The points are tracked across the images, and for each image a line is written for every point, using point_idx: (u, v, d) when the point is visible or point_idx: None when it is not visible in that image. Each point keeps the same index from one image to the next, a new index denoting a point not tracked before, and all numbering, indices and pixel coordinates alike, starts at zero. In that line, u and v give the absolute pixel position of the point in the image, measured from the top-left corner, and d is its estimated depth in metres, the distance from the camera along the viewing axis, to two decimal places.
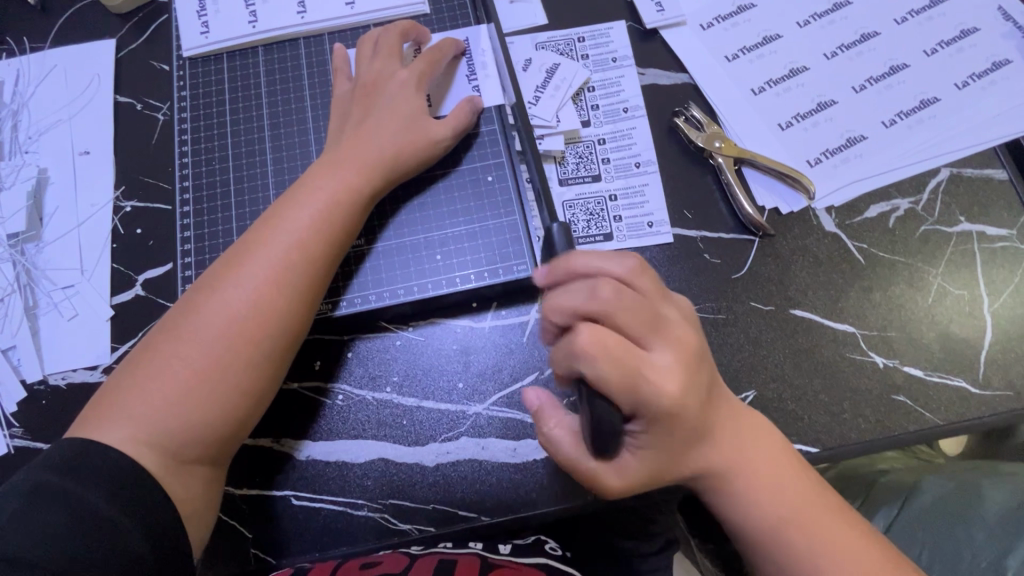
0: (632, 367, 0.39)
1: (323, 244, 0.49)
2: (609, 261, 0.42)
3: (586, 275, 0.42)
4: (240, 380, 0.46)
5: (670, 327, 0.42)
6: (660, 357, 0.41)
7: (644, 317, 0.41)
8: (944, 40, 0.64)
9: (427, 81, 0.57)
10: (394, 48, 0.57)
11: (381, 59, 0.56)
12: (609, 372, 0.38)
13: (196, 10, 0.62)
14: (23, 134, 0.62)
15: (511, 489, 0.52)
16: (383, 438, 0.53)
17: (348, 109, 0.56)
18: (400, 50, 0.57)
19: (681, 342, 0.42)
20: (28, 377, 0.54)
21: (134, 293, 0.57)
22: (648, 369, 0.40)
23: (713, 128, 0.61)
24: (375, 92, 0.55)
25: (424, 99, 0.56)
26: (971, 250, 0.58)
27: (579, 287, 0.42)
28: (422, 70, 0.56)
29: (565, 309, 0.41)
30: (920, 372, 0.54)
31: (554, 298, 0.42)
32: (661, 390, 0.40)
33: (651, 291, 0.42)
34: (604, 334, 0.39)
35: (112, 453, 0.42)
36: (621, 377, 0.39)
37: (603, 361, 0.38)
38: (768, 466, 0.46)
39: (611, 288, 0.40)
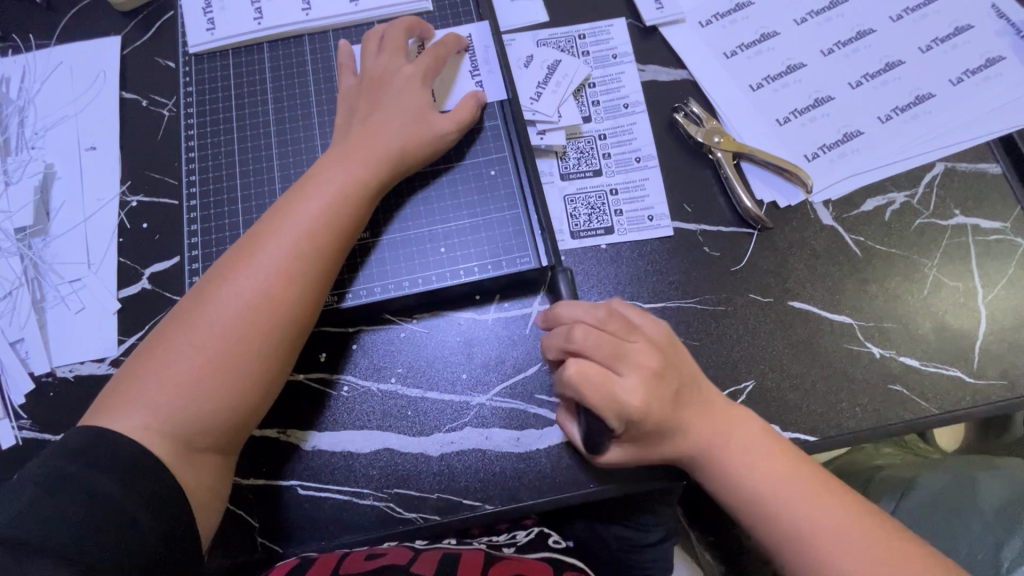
0: (606, 393, 0.44)
1: (331, 235, 0.50)
2: (578, 308, 0.47)
3: (568, 318, 0.47)
4: (252, 369, 0.47)
5: (637, 355, 0.45)
6: (629, 382, 0.44)
7: (612, 347, 0.44)
8: (939, 38, 0.65)
9: (431, 77, 0.57)
10: (400, 44, 0.58)
11: (386, 56, 0.57)
12: (588, 399, 0.43)
13: (201, 7, 0.63)
14: (30, 130, 0.62)
15: (514, 478, 0.52)
16: (388, 428, 0.53)
17: (355, 104, 0.57)
18: (405, 47, 0.58)
19: (650, 365, 0.45)
20: (36, 369, 0.55)
21: (141, 286, 0.58)
22: (617, 392, 0.44)
23: (712, 123, 0.62)
24: (380, 88, 0.56)
25: (429, 94, 0.56)
26: (965, 243, 0.59)
27: (560, 329, 0.47)
28: (427, 66, 0.57)
29: (553, 348, 0.47)
30: (915, 363, 0.55)
31: (546, 337, 0.48)
32: (630, 408, 0.44)
33: (622, 326, 0.46)
34: (578, 369, 0.43)
35: (123, 441, 0.43)
36: (598, 404, 0.44)
37: (580, 391, 0.43)
38: (752, 445, 0.47)
39: (582, 328, 0.45)
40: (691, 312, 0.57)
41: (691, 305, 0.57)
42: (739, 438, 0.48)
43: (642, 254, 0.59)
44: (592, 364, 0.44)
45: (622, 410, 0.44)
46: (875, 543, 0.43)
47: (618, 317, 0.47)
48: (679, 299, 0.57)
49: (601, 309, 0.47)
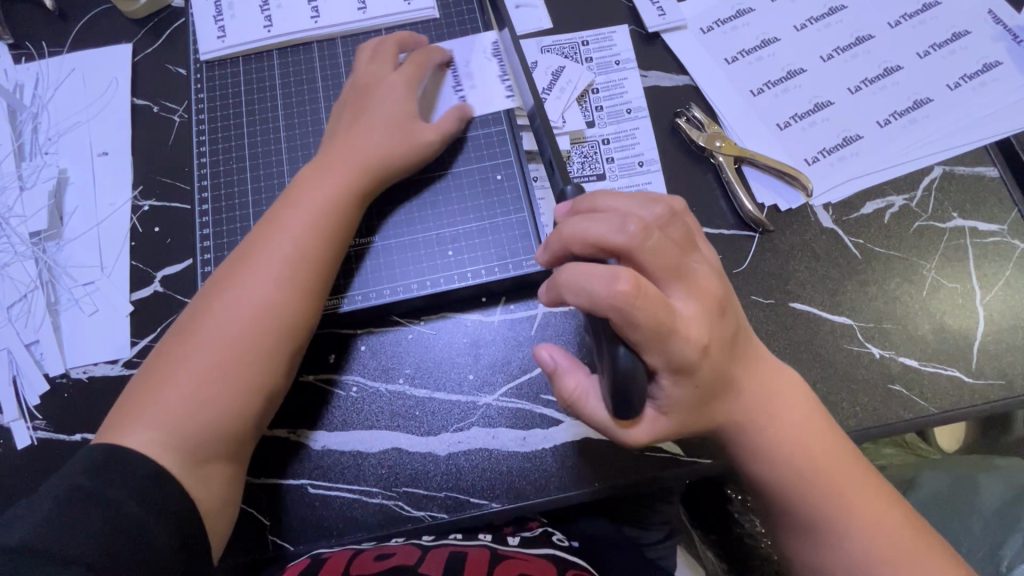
0: (664, 313, 0.38)
1: (323, 241, 0.51)
2: (621, 201, 0.42)
3: (607, 210, 0.41)
4: (255, 373, 0.48)
5: (697, 276, 0.41)
6: (687, 308, 0.40)
7: (673, 262, 0.40)
8: (936, 43, 0.66)
9: (416, 84, 0.58)
10: (389, 53, 0.59)
11: (375, 63, 0.58)
12: (640, 316, 0.37)
13: (212, 15, 0.64)
14: (44, 136, 0.63)
15: (521, 477, 0.53)
16: (396, 428, 0.54)
17: (342, 112, 0.58)
18: (394, 56, 0.59)
19: (706, 289, 0.41)
20: (50, 370, 0.56)
21: (153, 289, 0.59)
22: (677, 317, 0.39)
23: (714, 128, 0.63)
24: (367, 96, 0.57)
25: (415, 102, 0.57)
26: (964, 245, 0.60)
27: (609, 220, 0.39)
28: (410, 74, 0.58)
29: (587, 241, 0.40)
30: (915, 363, 0.56)
31: (580, 224, 0.40)
32: (686, 334, 0.39)
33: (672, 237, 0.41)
34: (638, 277, 0.37)
35: (134, 456, 0.44)
36: (653, 326, 0.37)
37: (631, 304, 0.37)
38: (796, 413, 0.47)
39: (642, 227, 0.39)
40: None
41: None
42: (784, 403, 0.47)
43: None
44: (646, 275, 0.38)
45: (678, 340, 0.39)
46: (895, 518, 0.46)
47: (673, 226, 0.42)
48: None
49: (655, 212, 0.42)
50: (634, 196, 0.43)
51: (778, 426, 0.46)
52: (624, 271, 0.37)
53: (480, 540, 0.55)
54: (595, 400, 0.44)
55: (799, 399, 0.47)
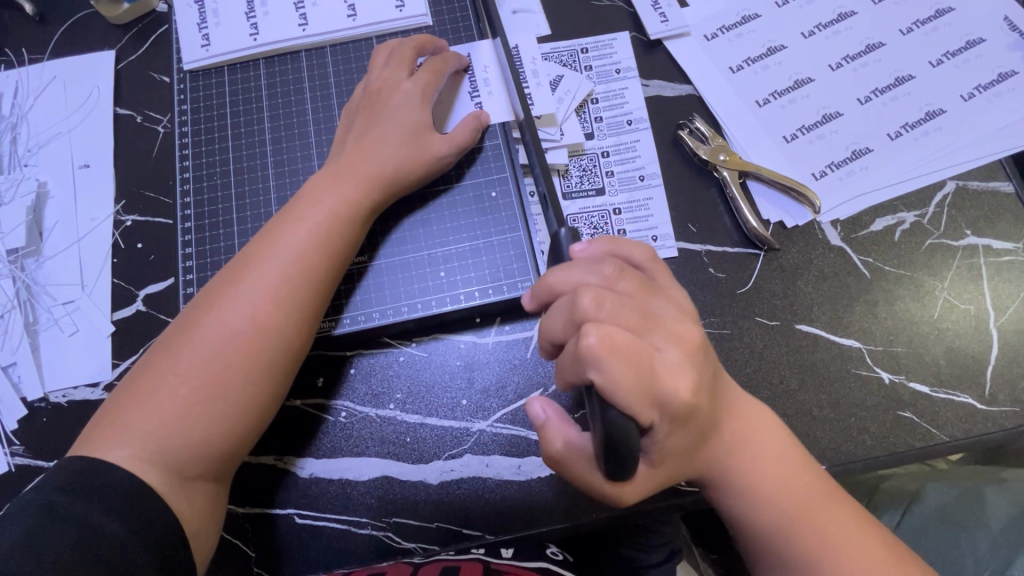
0: (641, 368, 0.37)
1: (323, 255, 0.49)
2: (574, 270, 0.41)
3: (567, 286, 0.41)
4: (243, 392, 0.45)
5: (668, 321, 0.40)
6: (664, 354, 0.39)
7: (634, 313, 0.39)
8: (950, 51, 0.64)
9: (431, 93, 0.56)
10: (406, 59, 0.56)
11: (390, 69, 0.56)
12: (618, 376, 0.36)
13: (196, 22, 0.62)
14: (23, 148, 0.61)
15: (515, 507, 0.51)
16: (385, 455, 0.52)
17: (353, 119, 0.55)
18: (412, 62, 0.56)
19: (679, 332, 0.40)
20: (28, 394, 0.54)
21: (135, 309, 0.56)
22: (655, 366, 0.38)
23: (718, 141, 0.61)
24: (379, 104, 0.55)
25: (429, 113, 0.55)
26: (977, 264, 0.57)
27: (565, 299, 0.40)
28: (427, 82, 0.55)
29: (559, 324, 0.40)
30: (926, 389, 0.54)
31: (548, 315, 0.41)
32: (668, 383, 0.38)
33: (634, 290, 0.41)
34: (608, 333, 0.37)
35: (115, 472, 0.42)
36: (634, 384, 0.37)
37: (607, 365, 0.36)
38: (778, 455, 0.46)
39: (594, 291, 0.38)
40: None
41: None
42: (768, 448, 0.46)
43: None
44: (616, 329, 0.38)
45: (662, 390, 0.38)
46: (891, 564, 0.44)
47: (630, 275, 0.41)
48: None
49: (609, 265, 0.41)
50: (587, 254, 0.43)
51: (761, 470, 0.45)
52: (591, 330, 0.37)
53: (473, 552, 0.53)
54: (582, 459, 0.43)
55: (781, 442, 0.46)
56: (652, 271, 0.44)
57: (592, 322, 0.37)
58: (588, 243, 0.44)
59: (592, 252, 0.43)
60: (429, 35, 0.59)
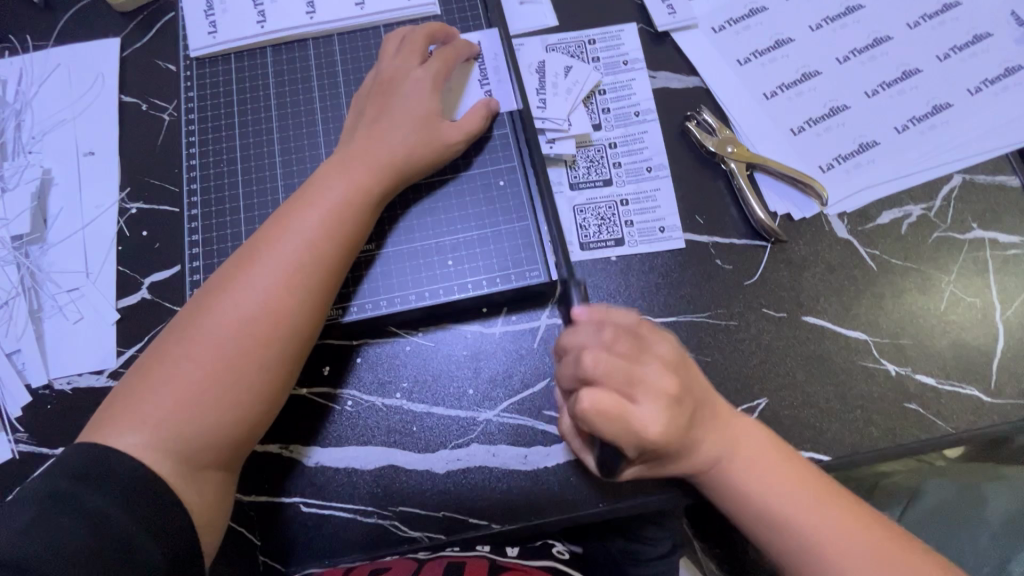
0: (627, 423, 0.40)
1: (334, 241, 0.49)
2: (578, 333, 0.44)
3: (571, 346, 0.44)
4: (253, 378, 0.45)
5: (654, 380, 0.42)
6: (648, 414, 0.41)
7: (625, 374, 0.41)
8: (957, 46, 0.64)
9: (442, 82, 0.56)
10: (417, 48, 0.56)
11: (401, 58, 0.56)
12: (608, 429, 0.40)
13: (203, 10, 0.62)
14: (27, 134, 0.61)
15: (521, 496, 0.51)
16: (392, 444, 0.52)
17: (363, 107, 0.55)
18: (423, 51, 0.56)
19: (668, 391, 0.42)
20: (33, 381, 0.54)
21: (140, 296, 0.56)
22: (635, 421, 0.40)
23: (725, 133, 0.61)
24: (390, 92, 0.54)
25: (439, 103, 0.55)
26: (983, 257, 0.57)
27: (570, 356, 0.43)
28: (438, 71, 0.56)
29: (567, 379, 0.43)
30: (932, 381, 0.54)
31: (559, 369, 0.45)
32: (649, 437, 0.41)
33: (629, 350, 0.42)
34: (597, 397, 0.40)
35: (123, 459, 0.41)
36: (621, 438, 0.40)
37: (596, 421, 0.40)
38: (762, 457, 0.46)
39: (593, 353, 0.41)
40: (703, 327, 0.55)
41: (702, 320, 0.56)
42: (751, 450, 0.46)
43: (653, 265, 0.57)
44: (607, 390, 0.41)
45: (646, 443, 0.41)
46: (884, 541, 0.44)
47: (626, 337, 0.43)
48: (691, 313, 0.56)
49: (607, 329, 0.43)
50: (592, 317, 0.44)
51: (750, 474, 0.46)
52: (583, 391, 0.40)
53: (478, 548, 0.54)
54: None
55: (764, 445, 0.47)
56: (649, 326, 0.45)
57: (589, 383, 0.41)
58: (585, 308, 0.45)
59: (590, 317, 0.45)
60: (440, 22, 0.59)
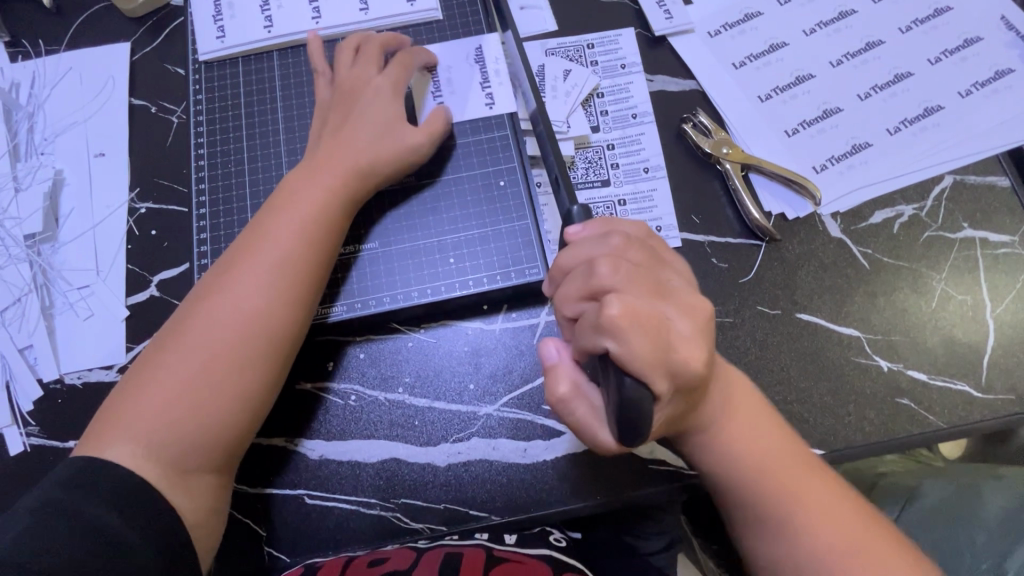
0: (659, 338, 0.36)
1: (311, 247, 0.50)
2: (584, 245, 0.41)
3: (575, 262, 0.40)
4: (237, 381, 0.46)
5: (680, 292, 0.39)
6: (679, 326, 0.38)
7: (651, 284, 0.38)
8: (948, 49, 0.65)
9: (402, 86, 0.57)
10: (374, 56, 0.57)
11: (360, 66, 0.57)
12: (638, 345, 0.35)
13: (212, 15, 0.63)
14: (39, 136, 0.62)
15: (521, 489, 0.52)
16: (395, 438, 0.53)
17: (328, 114, 0.56)
18: (380, 60, 0.58)
19: (695, 304, 0.39)
20: (44, 376, 0.55)
21: (149, 294, 0.58)
22: (673, 339, 0.37)
23: (720, 134, 0.62)
24: (351, 99, 0.56)
25: (401, 107, 0.56)
26: (974, 256, 0.59)
27: (580, 270, 0.39)
28: (397, 77, 0.57)
29: (572, 298, 0.39)
30: (924, 377, 0.55)
31: (562, 289, 0.40)
32: (682, 353, 0.37)
33: (644, 260, 0.40)
34: (630, 307, 0.36)
35: (115, 469, 0.43)
36: (654, 355, 0.35)
37: (626, 334, 0.35)
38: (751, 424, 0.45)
39: (610, 260, 0.38)
40: None
41: None
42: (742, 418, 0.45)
43: None
44: (634, 297, 0.37)
45: (680, 362, 0.37)
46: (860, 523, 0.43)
47: (637, 246, 0.41)
48: None
49: (615, 237, 0.41)
50: (592, 232, 0.42)
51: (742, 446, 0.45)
52: (614, 299, 0.35)
53: (477, 537, 0.52)
54: (588, 406, 0.40)
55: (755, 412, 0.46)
56: (654, 245, 0.44)
57: (612, 291, 0.37)
58: (580, 224, 0.42)
59: (588, 234, 0.42)
60: (397, 33, 0.60)
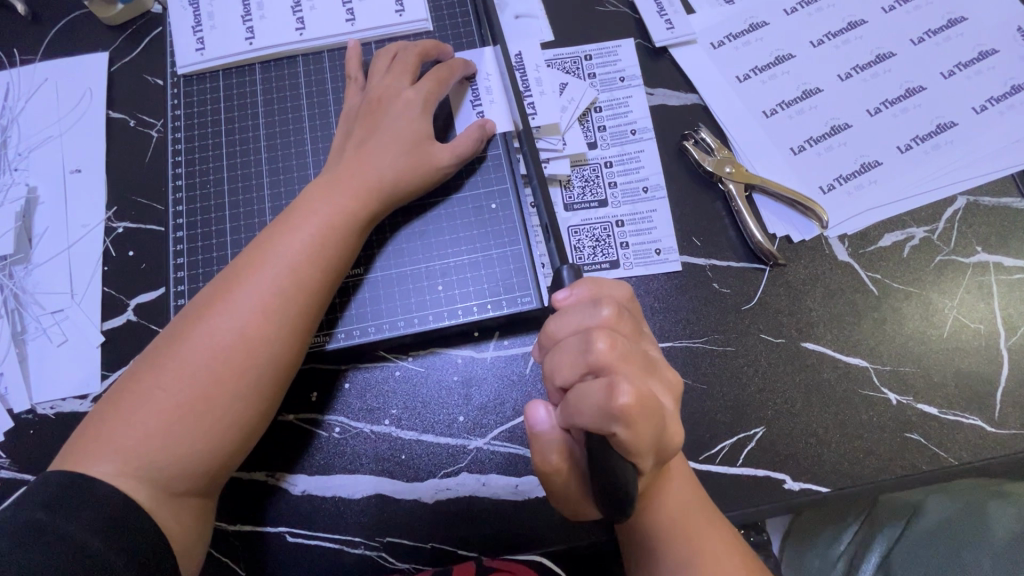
0: (657, 421, 0.35)
1: (318, 267, 0.47)
2: (577, 315, 0.39)
3: (567, 333, 0.39)
4: (229, 408, 0.44)
5: (662, 367, 0.39)
6: (665, 402, 0.37)
7: (641, 360, 0.38)
8: (962, 62, 0.62)
9: (434, 103, 0.55)
10: (409, 66, 0.55)
11: (392, 76, 0.55)
12: (641, 431, 0.34)
13: (191, 26, 0.60)
14: (13, 152, 0.60)
15: (512, 527, 0.50)
16: (380, 473, 0.51)
17: (353, 125, 0.54)
18: (415, 69, 0.55)
19: (673, 378, 0.40)
20: (16, 406, 0.53)
21: (125, 318, 0.55)
22: (666, 420, 0.36)
23: (723, 152, 0.59)
24: (379, 112, 0.53)
25: (430, 123, 0.54)
26: (988, 282, 0.56)
27: (574, 342, 0.38)
28: (430, 91, 0.54)
29: (566, 371, 0.38)
30: (934, 411, 0.53)
31: (554, 359, 0.38)
32: (668, 433, 0.37)
33: (632, 333, 0.39)
34: (637, 392, 0.34)
35: (100, 488, 0.40)
36: (651, 439, 0.35)
37: (635, 422, 0.33)
38: (677, 490, 0.43)
39: (607, 336, 0.37)
40: (699, 352, 0.54)
41: (698, 345, 0.54)
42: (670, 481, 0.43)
43: (649, 289, 0.56)
44: (627, 376, 0.36)
45: (666, 442, 0.36)
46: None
47: (627, 317, 0.39)
48: (686, 338, 0.55)
49: (607, 307, 0.39)
50: (581, 300, 0.41)
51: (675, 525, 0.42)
52: (622, 385, 0.34)
53: (467, 557, 0.50)
54: (577, 475, 0.40)
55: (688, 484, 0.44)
56: (633, 310, 0.43)
57: (607, 370, 0.36)
58: (568, 291, 0.41)
59: (575, 300, 0.41)
60: (435, 40, 0.58)
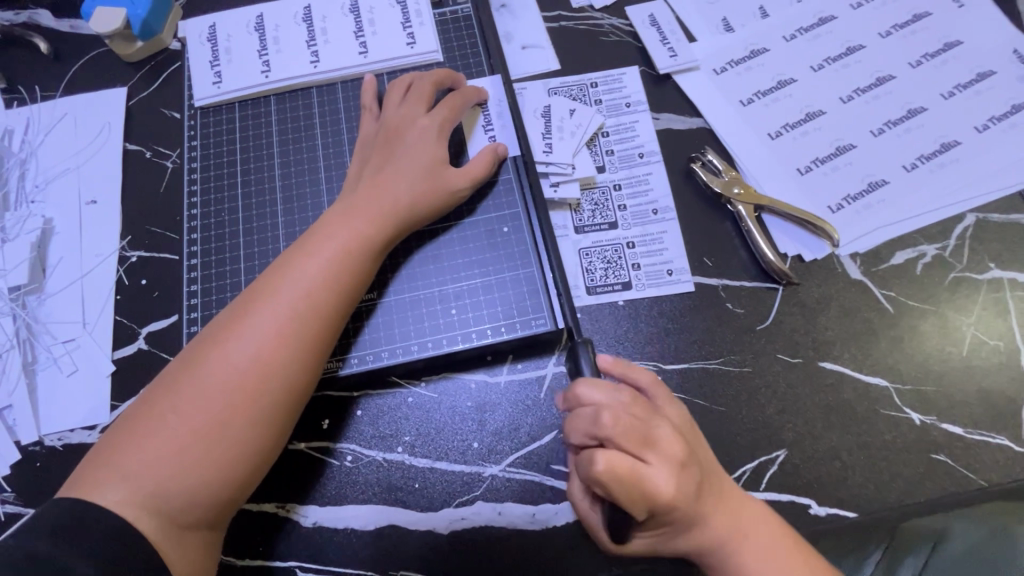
0: (643, 488, 0.38)
1: (333, 292, 0.47)
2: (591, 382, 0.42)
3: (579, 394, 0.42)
4: (241, 435, 0.43)
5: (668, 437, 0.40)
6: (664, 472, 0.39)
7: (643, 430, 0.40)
8: (962, 83, 0.63)
9: (448, 129, 0.56)
10: (425, 95, 0.56)
11: (407, 106, 0.56)
12: (620, 494, 0.37)
13: (209, 60, 0.62)
14: (30, 184, 0.61)
15: (529, 559, 0.48)
16: (392, 503, 0.50)
17: (369, 153, 0.55)
18: (429, 98, 0.57)
19: (678, 454, 0.39)
20: (23, 437, 0.52)
21: (137, 347, 0.55)
22: (656, 487, 0.38)
23: (731, 174, 0.60)
24: (394, 140, 0.54)
25: (445, 149, 0.55)
26: (1004, 298, 0.56)
27: (581, 407, 0.41)
28: (444, 118, 0.55)
29: (573, 431, 0.41)
30: (959, 430, 0.51)
31: (569, 422, 0.41)
32: (661, 501, 0.38)
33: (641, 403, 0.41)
34: (615, 460, 0.37)
35: (107, 518, 0.39)
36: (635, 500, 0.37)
37: (610, 488, 0.37)
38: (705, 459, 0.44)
39: (603, 407, 0.40)
40: (714, 374, 0.54)
41: (714, 367, 0.54)
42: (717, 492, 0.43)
43: (661, 310, 0.56)
44: (622, 452, 0.38)
45: (657, 507, 0.38)
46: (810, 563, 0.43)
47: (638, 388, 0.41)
48: (701, 359, 0.54)
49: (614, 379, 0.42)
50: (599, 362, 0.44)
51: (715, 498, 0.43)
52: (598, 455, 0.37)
53: None
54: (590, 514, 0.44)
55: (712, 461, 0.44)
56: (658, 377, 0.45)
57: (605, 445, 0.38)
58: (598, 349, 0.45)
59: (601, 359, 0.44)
60: (447, 69, 0.60)
